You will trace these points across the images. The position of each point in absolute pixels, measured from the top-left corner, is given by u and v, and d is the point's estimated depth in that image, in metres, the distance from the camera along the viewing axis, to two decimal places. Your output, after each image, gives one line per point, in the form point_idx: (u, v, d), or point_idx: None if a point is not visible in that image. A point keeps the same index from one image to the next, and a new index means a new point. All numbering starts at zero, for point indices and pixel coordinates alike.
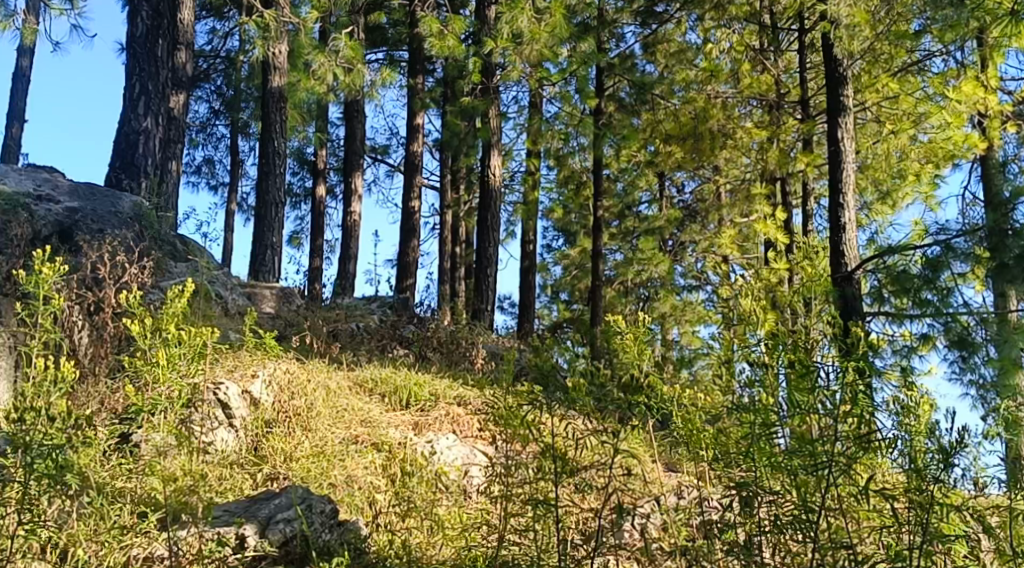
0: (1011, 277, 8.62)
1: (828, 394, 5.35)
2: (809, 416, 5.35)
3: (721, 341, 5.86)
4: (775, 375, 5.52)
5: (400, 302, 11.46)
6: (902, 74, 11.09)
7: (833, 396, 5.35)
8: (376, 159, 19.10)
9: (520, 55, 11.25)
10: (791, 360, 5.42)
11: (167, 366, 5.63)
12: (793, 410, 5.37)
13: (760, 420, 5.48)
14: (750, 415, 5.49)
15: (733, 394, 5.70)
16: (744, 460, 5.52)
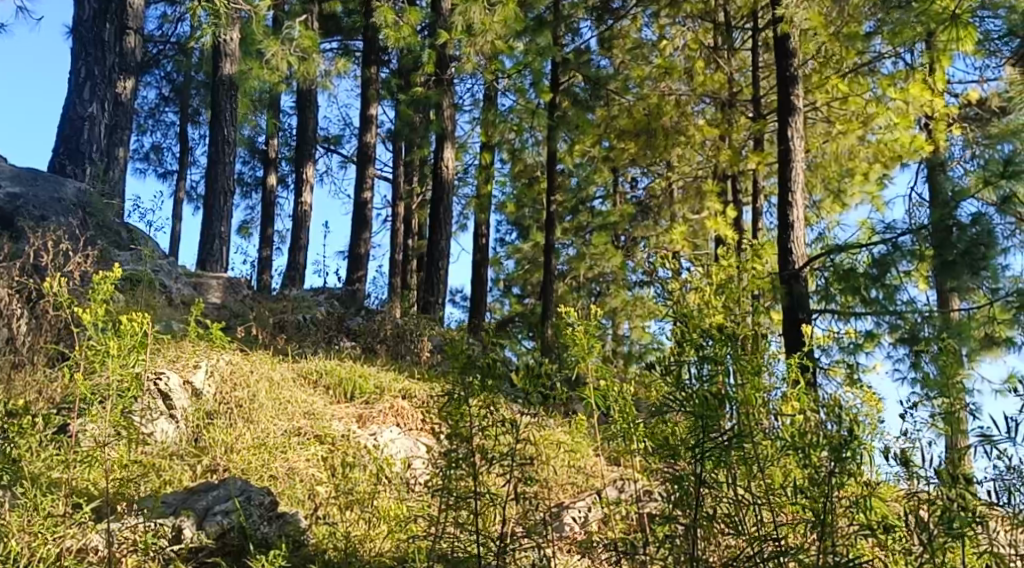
0: (955, 274, 8.79)
1: (773, 387, 5.78)
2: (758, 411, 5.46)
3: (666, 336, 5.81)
4: (725, 371, 5.49)
5: (348, 294, 11.40)
6: (852, 75, 11.10)
7: (778, 389, 5.81)
8: (329, 149, 19.05)
9: (474, 47, 11.43)
10: (736, 357, 5.54)
11: (118, 355, 5.53)
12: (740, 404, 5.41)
13: (707, 417, 5.36)
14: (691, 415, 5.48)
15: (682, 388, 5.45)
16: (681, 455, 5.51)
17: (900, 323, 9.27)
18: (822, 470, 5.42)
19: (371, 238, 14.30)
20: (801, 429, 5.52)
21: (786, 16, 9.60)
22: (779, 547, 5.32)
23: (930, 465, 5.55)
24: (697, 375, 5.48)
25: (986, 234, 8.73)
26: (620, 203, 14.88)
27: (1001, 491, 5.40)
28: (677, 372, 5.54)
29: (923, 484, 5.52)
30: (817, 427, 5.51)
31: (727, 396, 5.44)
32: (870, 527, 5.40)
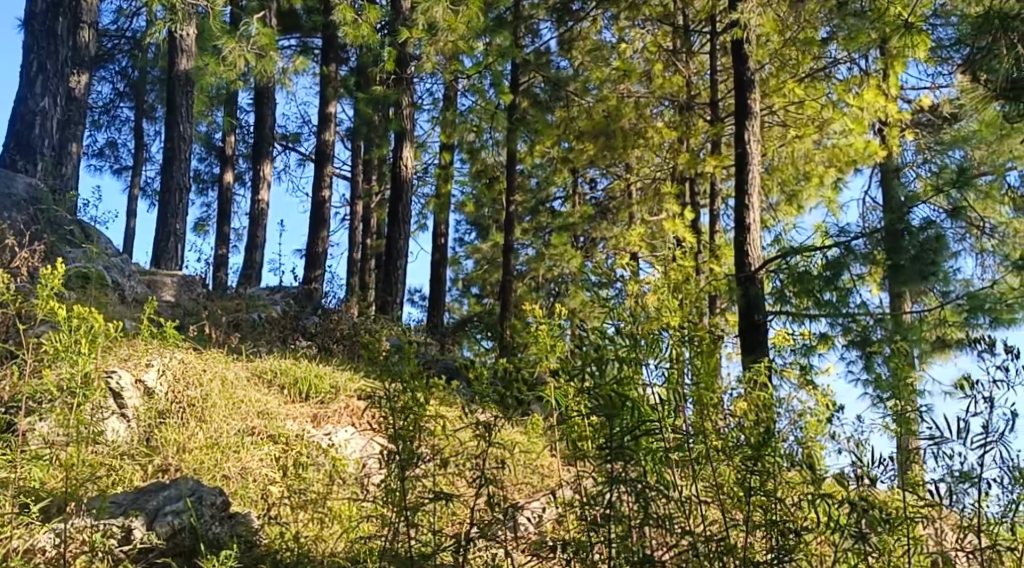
0: (905, 277, 9.09)
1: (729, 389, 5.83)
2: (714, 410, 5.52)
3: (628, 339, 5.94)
4: (681, 369, 5.63)
5: (304, 294, 11.34)
6: (808, 80, 11.18)
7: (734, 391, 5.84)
8: (287, 147, 18.97)
9: (434, 46, 11.45)
10: (693, 357, 5.67)
11: (90, 354, 5.59)
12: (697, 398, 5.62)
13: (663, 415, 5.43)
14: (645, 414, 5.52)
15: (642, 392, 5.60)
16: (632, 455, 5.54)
17: (853, 325, 9.37)
18: (764, 469, 5.49)
19: (328, 236, 14.28)
20: (753, 430, 5.58)
21: (740, 21, 9.63)
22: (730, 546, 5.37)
23: (883, 466, 5.55)
24: (655, 374, 5.61)
25: (935, 238, 9.08)
26: (579, 204, 14.92)
27: (950, 491, 5.47)
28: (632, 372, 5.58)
29: (872, 482, 5.55)
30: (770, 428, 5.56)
31: (686, 398, 5.62)
32: (819, 527, 5.46)
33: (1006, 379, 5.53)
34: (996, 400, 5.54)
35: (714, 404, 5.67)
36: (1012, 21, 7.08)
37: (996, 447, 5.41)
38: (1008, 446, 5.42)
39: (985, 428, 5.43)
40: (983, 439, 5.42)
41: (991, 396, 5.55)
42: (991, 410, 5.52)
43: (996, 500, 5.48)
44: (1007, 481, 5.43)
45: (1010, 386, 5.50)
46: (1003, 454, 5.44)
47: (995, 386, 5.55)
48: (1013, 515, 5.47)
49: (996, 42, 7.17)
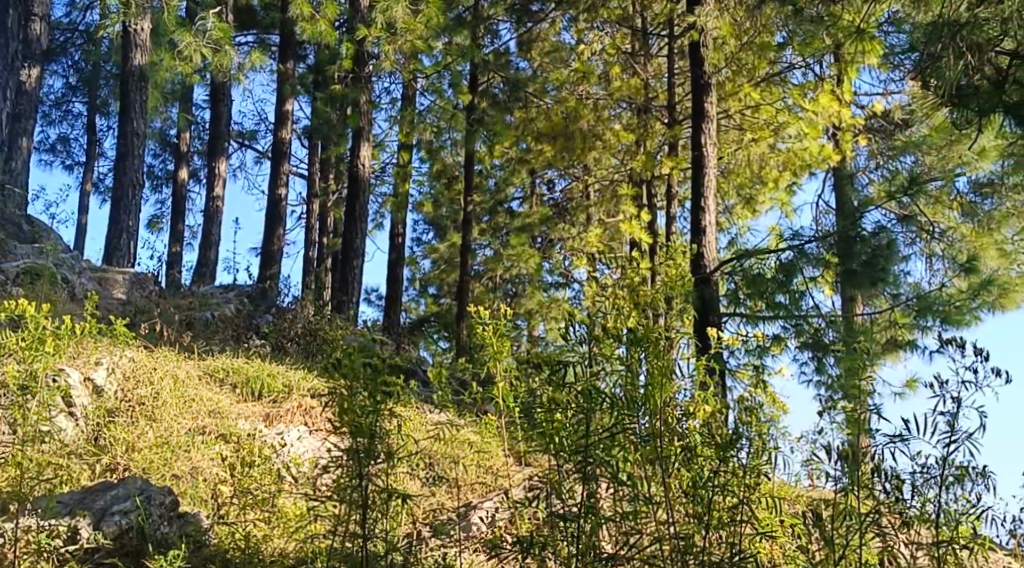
0: (857, 283, 9.14)
1: (682, 388, 5.78)
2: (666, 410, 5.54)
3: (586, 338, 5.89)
4: (636, 370, 5.54)
5: (257, 292, 11.27)
6: (764, 84, 11.28)
7: (686, 390, 5.79)
8: (243, 144, 18.87)
9: (393, 45, 11.43)
10: (651, 359, 5.51)
11: (54, 354, 5.68)
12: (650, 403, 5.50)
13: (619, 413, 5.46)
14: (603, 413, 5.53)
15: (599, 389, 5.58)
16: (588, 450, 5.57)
17: (805, 327, 9.45)
18: (723, 466, 5.53)
19: (284, 234, 14.23)
20: (708, 430, 5.61)
21: (697, 24, 9.80)
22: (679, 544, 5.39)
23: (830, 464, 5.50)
24: (610, 376, 5.60)
25: (887, 243, 9.20)
26: (537, 204, 14.92)
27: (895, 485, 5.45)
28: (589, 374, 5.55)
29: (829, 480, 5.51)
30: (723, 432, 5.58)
31: (639, 404, 5.51)
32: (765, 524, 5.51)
33: (975, 379, 5.38)
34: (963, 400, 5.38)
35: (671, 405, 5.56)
36: (958, 28, 7.16)
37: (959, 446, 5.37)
38: (969, 447, 5.39)
39: (950, 428, 5.39)
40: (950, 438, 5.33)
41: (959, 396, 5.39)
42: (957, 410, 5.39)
43: (942, 494, 5.47)
44: (954, 478, 5.41)
45: (979, 387, 5.35)
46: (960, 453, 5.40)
47: (963, 386, 5.40)
48: (956, 512, 5.48)
49: (943, 48, 7.21)
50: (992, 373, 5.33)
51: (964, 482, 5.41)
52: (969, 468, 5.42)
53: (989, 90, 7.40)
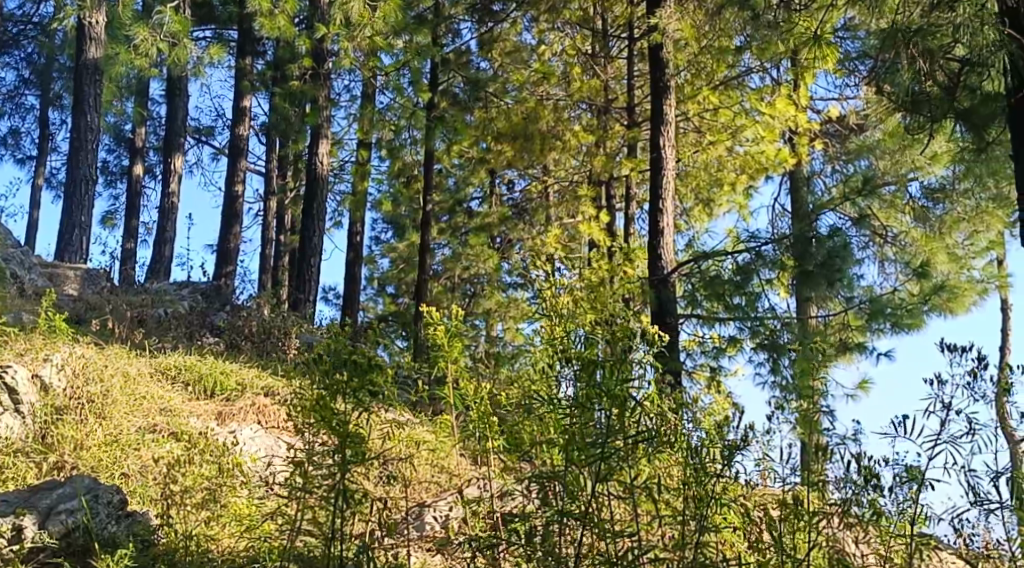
0: (813, 282, 9.30)
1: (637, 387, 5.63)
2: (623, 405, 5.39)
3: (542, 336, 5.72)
4: (591, 372, 5.46)
5: (212, 289, 11.20)
6: (723, 88, 11.32)
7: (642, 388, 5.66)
8: (200, 140, 18.73)
9: (350, 41, 11.50)
10: (605, 360, 5.46)
11: None
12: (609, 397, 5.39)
13: (580, 412, 5.43)
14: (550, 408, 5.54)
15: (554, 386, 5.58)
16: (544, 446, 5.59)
17: (761, 329, 9.56)
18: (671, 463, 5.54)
19: (241, 232, 14.18)
20: (665, 428, 5.55)
21: (659, 26, 9.81)
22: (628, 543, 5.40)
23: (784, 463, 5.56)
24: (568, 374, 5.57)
25: (842, 245, 9.33)
26: (496, 205, 14.88)
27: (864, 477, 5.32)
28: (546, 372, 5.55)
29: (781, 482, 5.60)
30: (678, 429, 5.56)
31: (595, 403, 5.41)
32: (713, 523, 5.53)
33: (971, 386, 5.13)
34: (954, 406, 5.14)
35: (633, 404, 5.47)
36: (913, 34, 7.22)
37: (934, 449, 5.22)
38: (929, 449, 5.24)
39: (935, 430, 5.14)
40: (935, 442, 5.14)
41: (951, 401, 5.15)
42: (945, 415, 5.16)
43: (889, 496, 5.38)
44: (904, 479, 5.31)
45: (975, 397, 5.11)
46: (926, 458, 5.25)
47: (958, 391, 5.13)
48: (901, 512, 5.40)
49: (899, 56, 7.33)
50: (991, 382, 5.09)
51: (916, 484, 5.29)
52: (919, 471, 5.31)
53: (939, 96, 7.60)
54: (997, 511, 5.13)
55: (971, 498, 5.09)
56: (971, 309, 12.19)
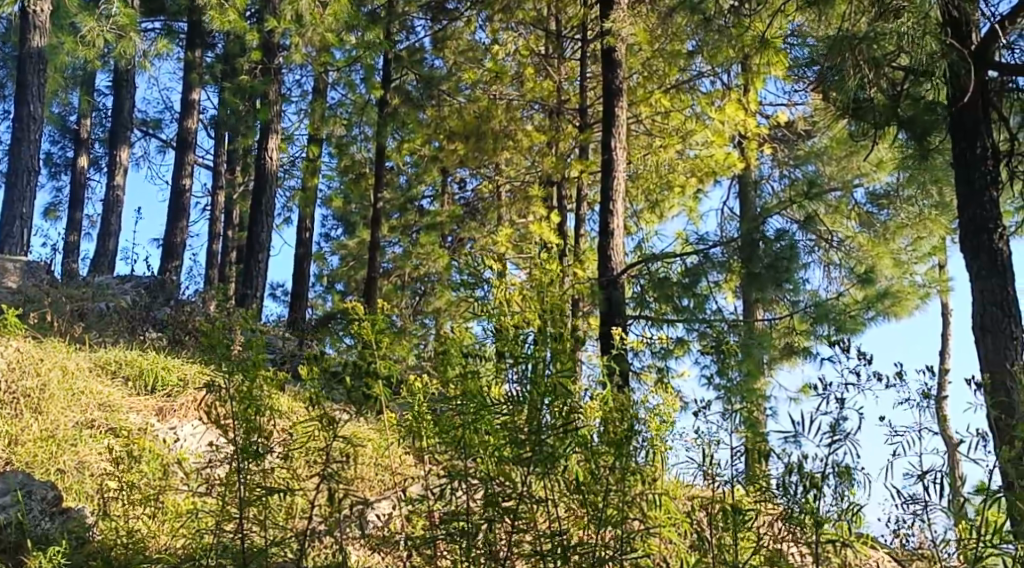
0: (760, 284, 9.27)
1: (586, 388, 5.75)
2: (573, 406, 5.45)
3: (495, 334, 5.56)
4: (543, 367, 5.46)
5: (156, 284, 11.05)
6: (675, 91, 11.36)
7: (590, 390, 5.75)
8: (147, 133, 18.53)
9: (302, 36, 11.46)
10: (556, 357, 5.49)
11: None
12: (558, 391, 5.44)
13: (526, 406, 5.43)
14: (483, 405, 5.46)
15: (502, 383, 5.51)
16: (473, 447, 5.47)
17: (708, 331, 9.53)
18: (611, 464, 5.48)
19: (187, 226, 14.03)
20: (613, 427, 5.54)
21: (613, 30, 9.79)
22: (561, 541, 5.36)
23: (729, 463, 5.55)
24: (518, 373, 5.48)
25: (789, 247, 9.30)
26: (448, 203, 14.79)
27: (808, 484, 5.26)
28: (489, 373, 5.56)
29: (719, 482, 5.58)
30: (627, 432, 5.53)
31: (544, 397, 5.41)
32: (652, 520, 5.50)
33: (856, 381, 5.21)
34: (844, 402, 5.24)
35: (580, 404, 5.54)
36: (858, 39, 7.34)
37: (842, 445, 5.28)
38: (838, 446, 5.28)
39: (831, 428, 5.30)
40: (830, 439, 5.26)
41: (841, 398, 5.25)
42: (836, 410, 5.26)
43: (824, 502, 5.31)
44: (835, 478, 5.27)
45: (861, 391, 5.18)
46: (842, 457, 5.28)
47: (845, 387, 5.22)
48: (839, 514, 5.29)
49: (845, 61, 7.44)
50: (873, 376, 5.16)
51: (847, 483, 5.26)
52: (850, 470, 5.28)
53: (884, 104, 7.90)
54: (928, 510, 5.16)
55: (901, 499, 5.17)
56: (913, 313, 12.34)
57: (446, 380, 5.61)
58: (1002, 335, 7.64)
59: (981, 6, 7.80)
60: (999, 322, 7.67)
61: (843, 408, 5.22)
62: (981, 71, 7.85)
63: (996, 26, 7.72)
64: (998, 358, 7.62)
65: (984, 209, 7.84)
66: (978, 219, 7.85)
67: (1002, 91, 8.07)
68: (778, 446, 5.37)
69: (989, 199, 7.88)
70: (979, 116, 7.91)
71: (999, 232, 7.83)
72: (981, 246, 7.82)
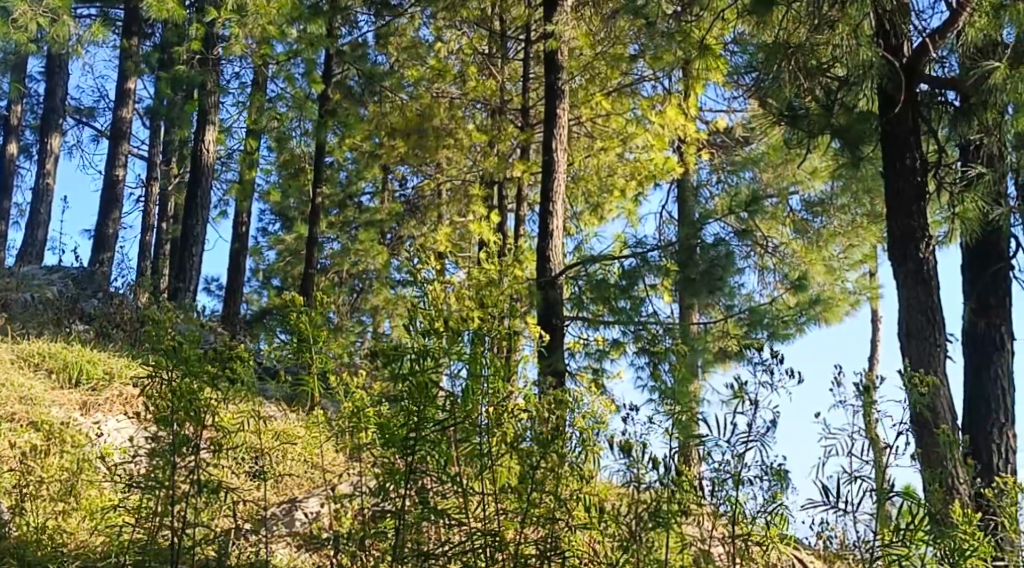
0: (694, 290, 9.37)
1: (522, 390, 5.71)
2: (506, 409, 5.42)
3: (426, 333, 5.37)
4: (481, 370, 5.38)
5: (84, 275, 10.87)
6: (615, 95, 11.27)
7: (526, 392, 5.66)
8: (81, 121, 18.25)
9: (243, 28, 11.33)
10: (492, 358, 5.43)
11: None
12: (494, 394, 5.42)
13: (462, 413, 5.31)
14: (411, 401, 5.27)
15: (440, 385, 5.37)
16: (402, 447, 5.27)
17: (644, 333, 9.58)
18: (543, 463, 5.39)
19: (120, 217, 13.85)
20: (548, 429, 5.38)
21: (555, 32, 9.76)
22: (488, 538, 5.30)
23: (659, 463, 5.34)
24: (454, 374, 5.39)
25: (725, 254, 9.46)
26: (387, 200, 14.68)
27: (733, 484, 5.33)
28: (430, 366, 5.30)
29: (645, 483, 5.37)
30: (561, 434, 5.37)
31: (481, 398, 5.37)
32: (582, 517, 5.43)
33: (770, 381, 5.29)
34: (759, 402, 5.29)
35: (512, 404, 5.47)
36: (793, 49, 7.56)
37: (758, 446, 5.32)
38: (768, 448, 5.31)
39: (747, 428, 5.33)
40: (745, 439, 5.31)
41: (755, 398, 5.31)
42: (754, 411, 5.31)
43: (749, 502, 5.37)
44: (767, 479, 5.32)
45: (773, 390, 5.25)
46: (765, 457, 5.32)
47: (759, 387, 5.30)
48: (765, 514, 5.36)
49: (780, 69, 7.73)
50: (785, 375, 5.22)
51: (773, 484, 5.31)
52: (778, 472, 5.32)
53: (818, 112, 8.02)
54: (851, 512, 5.17)
55: (827, 500, 5.16)
56: (843, 320, 12.46)
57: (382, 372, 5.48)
58: (925, 342, 7.76)
59: (913, 20, 7.89)
60: (924, 329, 7.78)
61: (758, 408, 5.27)
62: (911, 84, 7.92)
63: (927, 40, 7.78)
64: (921, 363, 7.75)
65: (912, 219, 7.89)
66: (907, 227, 7.90)
67: (932, 104, 8.16)
68: (706, 447, 5.39)
69: (917, 209, 7.93)
70: (910, 128, 7.96)
71: (926, 241, 7.90)
72: (908, 254, 7.89)
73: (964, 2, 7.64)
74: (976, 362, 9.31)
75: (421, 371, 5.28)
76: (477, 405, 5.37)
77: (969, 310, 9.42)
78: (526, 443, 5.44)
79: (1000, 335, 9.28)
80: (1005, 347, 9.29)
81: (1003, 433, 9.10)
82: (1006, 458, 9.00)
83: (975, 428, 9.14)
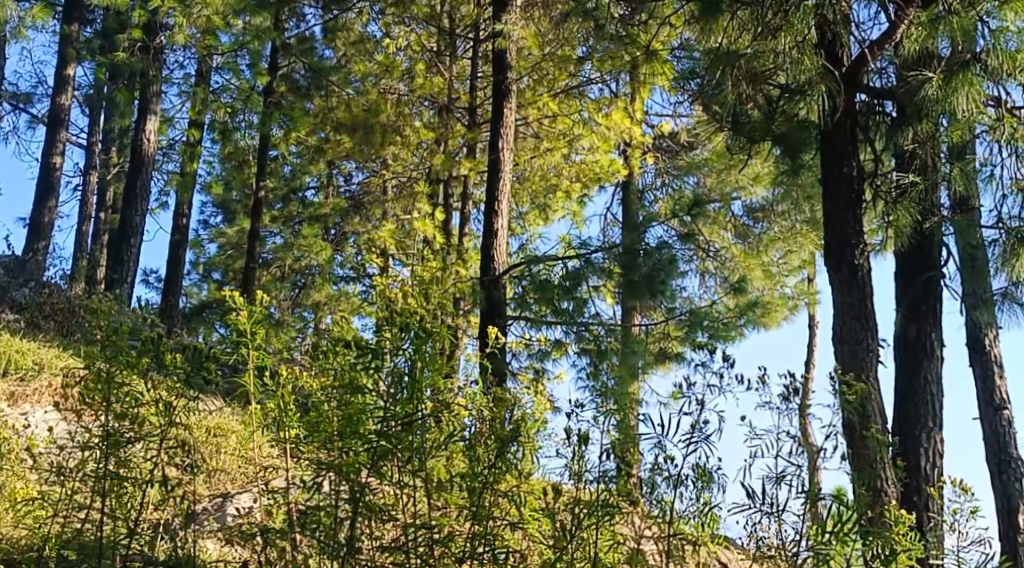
0: (636, 293, 9.21)
1: (464, 386, 5.59)
2: (453, 405, 5.33)
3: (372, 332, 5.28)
4: (423, 369, 5.23)
5: (16, 264, 10.69)
6: (562, 96, 11.16)
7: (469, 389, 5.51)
8: (18, 107, 17.92)
9: (187, 17, 11.18)
10: (433, 355, 5.30)
11: None
12: (436, 394, 5.30)
13: (406, 410, 5.21)
14: (357, 398, 5.22)
15: (379, 381, 5.22)
16: (340, 441, 5.20)
17: (586, 333, 9.64)
18: (489, 460, 5.30)
19: (56, 205, 13.63)
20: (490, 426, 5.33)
21: (503, 31, 9.69)
22: (428, 532, 5.20)
23: (599, 461, 5.38)
24: (394, 372, 5.23)
25: (668, 258, 9.30)
26: (331, 195, 14.56)
27: (671, 482, 5.35)
28: (370, 367, 5.23)
29: (585, 482, 5.40)
30: (505, 435, 5.30)
31: (421, 397, 5.23)
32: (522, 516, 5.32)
33: (719, 383, 5.34)
34: (705, 403, 5.32)
35: (451, 400, 5.35)
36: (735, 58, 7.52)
37: (701, 447, 5.35)
38: (711, 449, 5.35)
39: (692, 428, 5.36)
40: (689, 438, 5.35)
41: (701, 399, 5.32)
42: (699, 412, 5.33)
43: (682, 500, 5.39)
44: (690, 480, 5.36)
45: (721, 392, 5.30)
46: (704, 457, 5.35)
47: (708, 389, 5.33)
48: (699, 515, 5.38)
49: (724, 76, 7.71)
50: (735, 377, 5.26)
51: (703, 483, 5.35)
52: (711, 471, 5.36)
53: (760, 120, 8.03)
54: (777, 511, 5.18)
55: (757, 502, 5.17)
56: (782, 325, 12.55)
57: (324, 366, 5.32)
58: (858, 346, 7.82)
59: (852, 31, 7.95)
60: (857, 333, 7.84)
61: (704, 409, 5.29)
62: (849, 93, 8.00)
63: (865, 51, 7.84)
64: (852, 366, 7.80)
65: (846, 226, 7.96)
66: (841, 234, 7.96)
67: (869, 114, 8.26)
68: (643, 444, 5.42)
69: (851, 216, 7.99)
70: (848, 137, 8.03)
71: (861, 248, 7.96)
72: (842, 260, 7.95)
73: (903, 15, 7.68)
74: (907, 366, 9.40)
75: (363, 368, 5.22)
76: (417, 404, 5.22)
77: (900, 317, 9.53)
78: (468, 440, 5.34)
79: (930, 340, 9.38)
80: (934, 354, 9.37)
81: (931, 437, 9.15)
82: (933, 461, 9.04)
83: (905, 431, 9.19)
